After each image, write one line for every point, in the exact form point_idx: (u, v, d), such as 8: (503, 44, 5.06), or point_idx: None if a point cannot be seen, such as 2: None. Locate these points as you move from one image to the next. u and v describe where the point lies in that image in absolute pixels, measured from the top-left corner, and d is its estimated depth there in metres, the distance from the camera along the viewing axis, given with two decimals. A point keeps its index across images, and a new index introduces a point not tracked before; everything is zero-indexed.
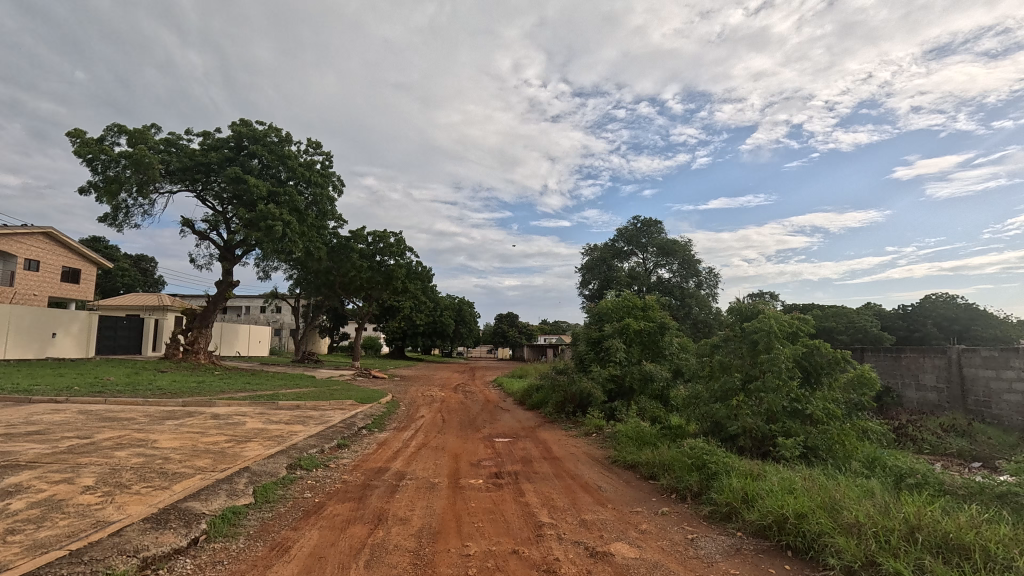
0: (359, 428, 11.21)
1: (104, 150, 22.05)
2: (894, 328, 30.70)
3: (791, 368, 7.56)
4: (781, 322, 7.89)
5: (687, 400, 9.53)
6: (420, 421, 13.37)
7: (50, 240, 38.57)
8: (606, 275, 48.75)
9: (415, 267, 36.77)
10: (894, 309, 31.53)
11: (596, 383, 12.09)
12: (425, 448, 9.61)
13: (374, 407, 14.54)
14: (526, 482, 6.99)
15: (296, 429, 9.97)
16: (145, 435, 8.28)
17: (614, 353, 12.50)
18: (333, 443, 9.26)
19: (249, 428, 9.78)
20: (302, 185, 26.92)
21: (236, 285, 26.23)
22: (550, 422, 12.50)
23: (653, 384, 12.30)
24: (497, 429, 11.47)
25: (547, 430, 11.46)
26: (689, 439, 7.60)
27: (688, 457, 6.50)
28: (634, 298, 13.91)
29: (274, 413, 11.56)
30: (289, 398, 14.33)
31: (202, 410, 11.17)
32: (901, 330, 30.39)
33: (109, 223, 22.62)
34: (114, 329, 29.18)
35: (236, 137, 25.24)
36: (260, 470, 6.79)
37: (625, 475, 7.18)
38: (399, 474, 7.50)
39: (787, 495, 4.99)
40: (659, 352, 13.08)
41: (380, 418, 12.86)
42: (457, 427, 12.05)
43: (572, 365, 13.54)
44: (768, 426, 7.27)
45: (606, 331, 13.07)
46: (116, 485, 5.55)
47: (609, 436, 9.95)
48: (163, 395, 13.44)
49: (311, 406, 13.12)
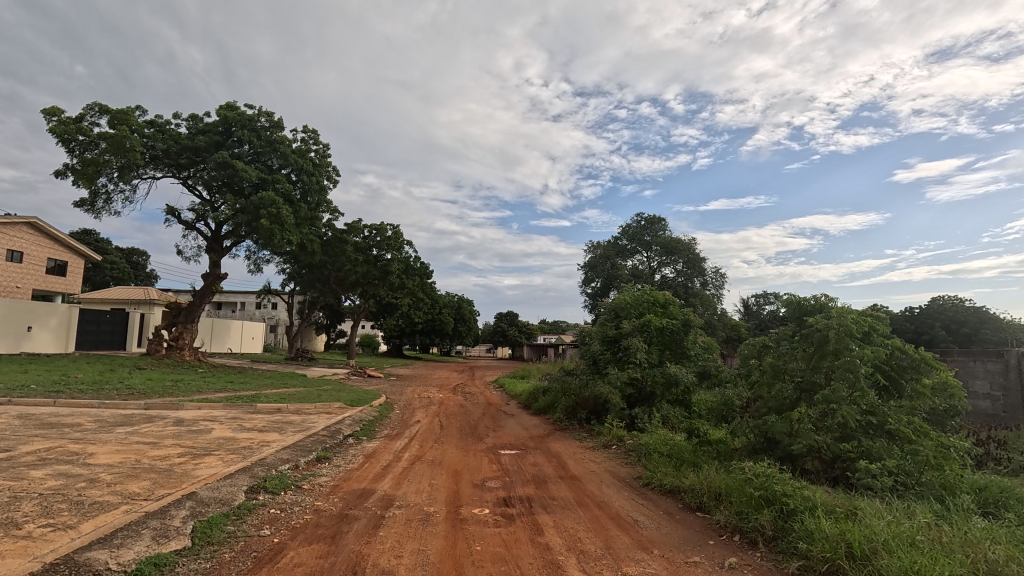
0: (345, 436, 9.83)
1: (82, 131, 20.60)
2: (902, 330, 28.75)
3: (870, 375, 6.25)
4: (856, 318, 6.55)
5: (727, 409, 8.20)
6: (415, 427, 11.99)
7: (35, 231, 37.14)
8: (608, 274, 47.38)
9: (413, 262, 35.38)
10: (900, 313, 29.40)
11: (615, 385, 10.72)
12: (420, 464, 8.20)
13: (364, 410, 13.15)
14: (543, 514, 5.64)
15: (269, 438, 8.57)
16: (82, 447, 6.89)
17: (634, 354, 11.09)
18: (311, 456, 7.86)
19: (214, 437, 8.38)
20: (294, 173, 25.43)
21: (223, 277, 24.86)
22: (561, 430, 11.16)
23: (677, 389, 11.01)
24: (502, 439, 10.12)
25: (558, 440, 10.10)
26: (742, 461, 6.22)
27: (753, 488, 5.11)
28: (656, 292, 12.55)
29: (249, 418, 10.17)
30: (271, 401, 12.91)
31: (165, 414, 9.76)
32: (909, 333, 28.46)
33: (86, 209, 21.27)
34: (96, 324, 27.76)
35: (224, 122, 23.74)
36: (207, 496, 5.38)
37: (664, 505, 5.82)
38: (386, 500, 6.10)
39: (915, 553, 3.63)
40: (683, 353, 11.70)
41: (370, 424, 11.48)
42: (457, 435, 10.68)
43: (585, 366, 12.20)
44: (841, 446, 5.94)
45: (624, 329, 11.69)
46: (3, 524, 4.15)
47: (635, 450, 8.58)
48: (129, 395, 12.05)
49: (293, 410, 11.72)
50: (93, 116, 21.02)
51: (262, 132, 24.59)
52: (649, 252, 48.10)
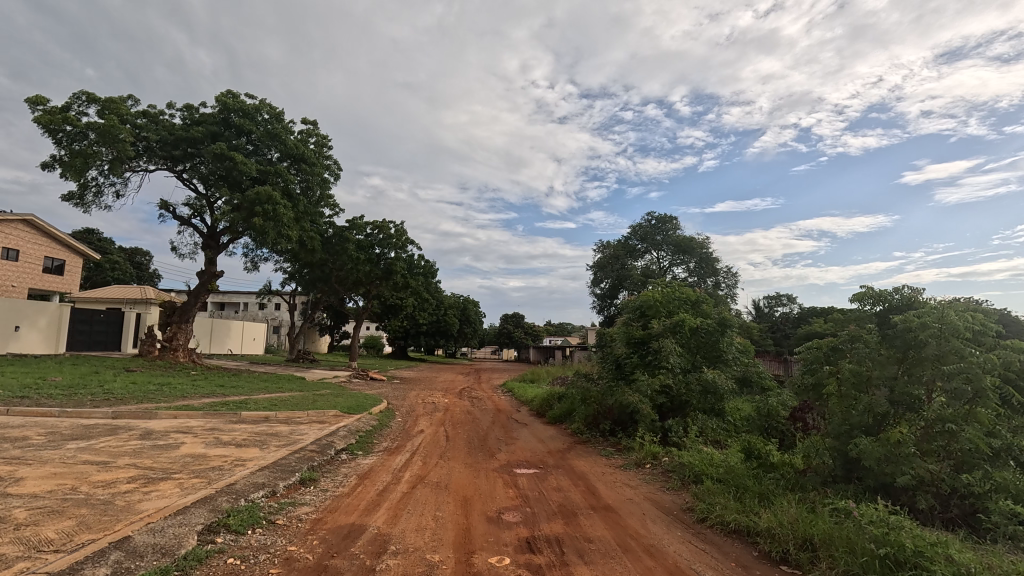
0: (337, 452, 8.57)
1: (70, 121, 19.50)
2: None
3: (991, 386, 4.96)
4: (958, 313, 5.26)
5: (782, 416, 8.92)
6: (418, 439, 10.72)
7: (31, 228, 36.26)
8: (618, 274, 45.90)
9: (417, 261, 34.11)
10: None
11: (646, 393, 9.44)
12: (422, 488, 6.92)
13: (362, 418, 11.86)
14: (579, 565, 4.36)
15: (248, 455, 7.31)
16: (11, 470, 5.64)
17: (666, 357, 9.74)
18: (293, 479, 6.61)
19: (180, 454, 7.12)
20: (294, 166, 24.29)
21: (219, 275, 23.75)
22: (582, 443, 9.90)
23: (716, 397, 9.69)
24: (516, 454, 8.87)
25: (580, 456, 8.84)
26: (831, 499, 4.95)
27: (870, 543, 3.82)
28: (687, 289, 11.24)
29: (230, 429, 8.94)
30: (258, 408, 11.70)
31: (133, 425, 8.53)
32: None
33: (74, 202, 20.17)
34: (89, 323, 26.68)
35: (223, 111, 22.49)
36: (143, 543, 4.12)
37: (734, 552, 4.54)
38: (379, 543, 4.84)
39: None
40: (719, 357, 10.34)
41: (367, 435, 10.24)
42: (465, 449, 9.43)
43: (608, 370, 10.94)
44: (963, 477, 4.71)
45: (653, 330, 10.37)
46: None
47: (678, 471, 7.32)
48: (102, 401, 10.86)
49: (281, 420, 10.44)
50: (81, 106, 19.92)
51: (261, 123, 23.40)
52: (660, 251, 46.64)
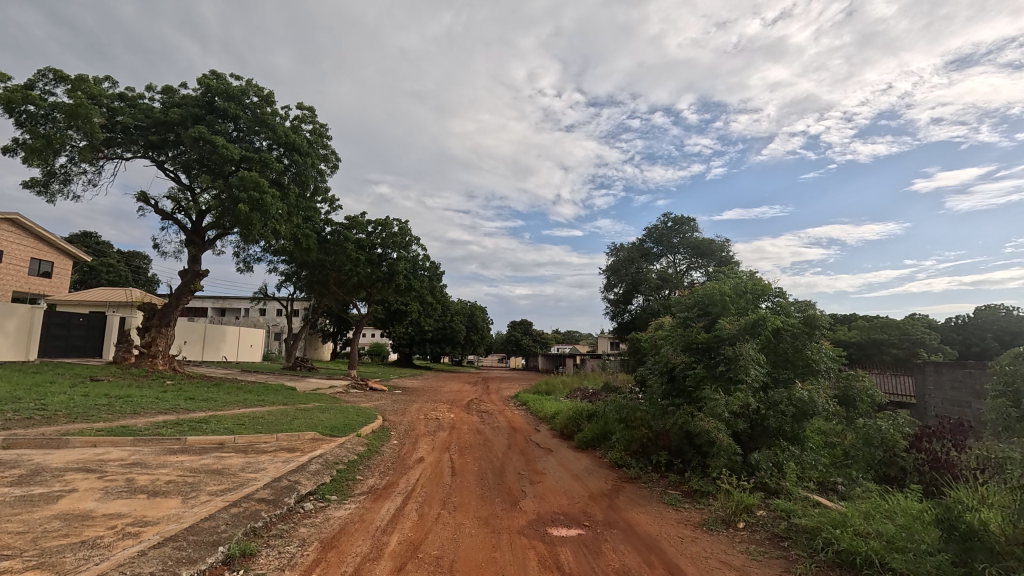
0: (301, 500, 6.17)
1: (32, 99, 17.45)
2: (950, 343, 29.18)
3: None
4: None
5: (893, 454, 7.22)
6: (415, 472, 8.30)
7: (17, 227, 34.32)
8: (633, 278, 43.18)
9: (421, 262, 31.78)
10: (946, 322, 29.96)
11: (723, 416, 6.97)
12: (413, 570, 4.47)
13: (347, 443, 9.48)
14: None
15: (155, 513, 4.94)
16: None
17: (744, 369, 7.26)
18: (212, 560, 4.23)
19: (53, 511, 4.75)
20: (286, 156, 22.22)
21: (203, 275, 21.65)
22: (634, 484, 7.46)
23: (811, 422, 7.23)
24: (548, 502, 6.46)
25: (633, 505, 6.44)
26: None
27: None
28: (758, 280, 8.79)
29: (159, 465, 6.62)
30: (218, 429, 9.37)
31: (22, 460, 6.22)
32: (957, 344, 28.91)
33: (38, 192, 18.62)
34: (66, 328, 24.59)
35: (206, 93, 20.43)
36: None
37: None
38: None
39: None
40: (806, 369, 7.84)
41: (348, 469, 7.88)
42: (478, 491, 7.00)
43: (659, 385, 8.48)
44: None
45: (723, 332, 7.83)
46: None
47: (803, 541, 4.86)
48: (17, 422, 8.57)
49: (240, 448, 8.12)
50: (48, 84, 17.89)
51: (249, 107, 21.31)
52: (676, 254, 44.16)
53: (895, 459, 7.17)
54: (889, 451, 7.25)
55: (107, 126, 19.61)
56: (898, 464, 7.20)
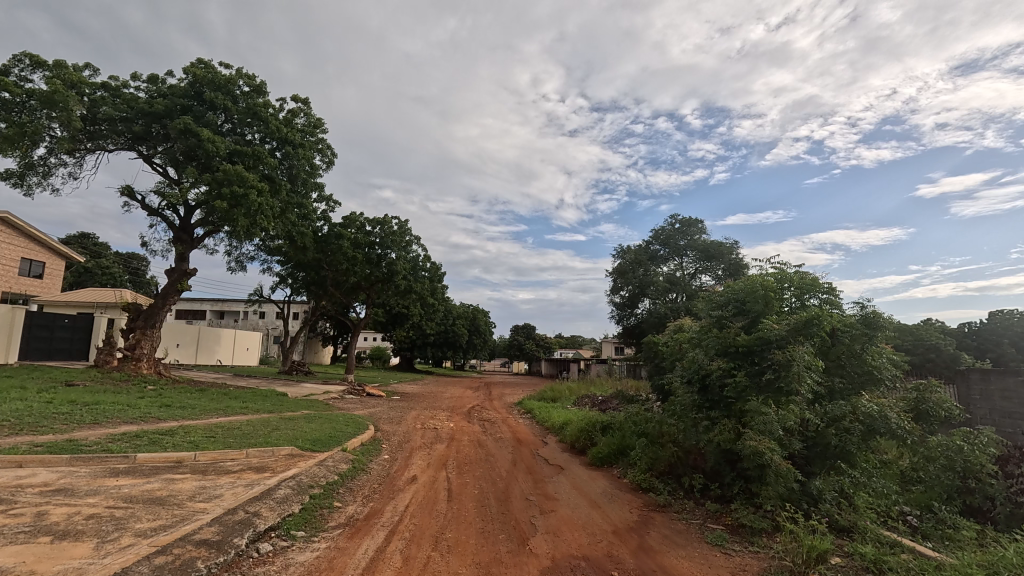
0: (254, 539, 4.94)
1: (6, 86, 16.44)
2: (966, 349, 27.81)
3: None
4: None
5: (979, 480, 5.98)
6: (404, 496, 7.06)
7: (7, 226, 33.32)
8: (640, 281, 41.77)
9: (421, 263, 30.57)
10: (961, 328, 28.61)
11: (777, 435, 5.72)
12: None
13: (330, 460, 8.26)
14: None
15: (44, 566, 3.72)
16: None
17: (798, 378, 6.01)
18: None
19: None
20: (279, 150, 21.15)
21: (191, 274, 20.54)
22: (666, 515, 6.22)
23: (880, 442, 5.97)
24: (567, 543, 5.21)
25: (670, 546, 5.20)
26: None
27: None
28: (804, 275, 7.51)
29: (86, 492, 5.42)
30: (181, 444, 8.18)
31: None
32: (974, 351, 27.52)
33: (13, 183, 17.55)
34: (50, 330, 23.51)
35: (193, 82, 19.40)
36: None
37: None
38: None
39: None
40: (866, 377, 6.62)
41: (322, 494, 6.63)
42: (478, 525, 5.77)
43: (691, 396, 7.20)
44: None
45: (769, 333, 6.56)
46: None
47: None
48: None
49: (198, 468, 6.90)
50: (24, 70, 16.87)
51: (239, 98, 20.27)
52: (684, 257, 42.80)
53: (979, 487, 5.92)
54: (972, 476, 6.02)
55: (89, 117, 18.58)
56: (985, 492, 5.96)
